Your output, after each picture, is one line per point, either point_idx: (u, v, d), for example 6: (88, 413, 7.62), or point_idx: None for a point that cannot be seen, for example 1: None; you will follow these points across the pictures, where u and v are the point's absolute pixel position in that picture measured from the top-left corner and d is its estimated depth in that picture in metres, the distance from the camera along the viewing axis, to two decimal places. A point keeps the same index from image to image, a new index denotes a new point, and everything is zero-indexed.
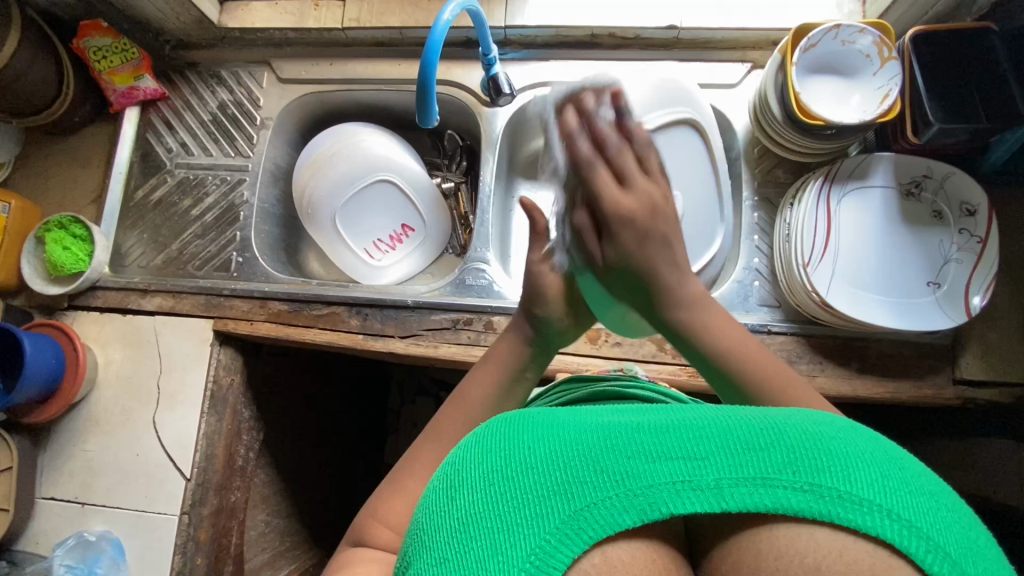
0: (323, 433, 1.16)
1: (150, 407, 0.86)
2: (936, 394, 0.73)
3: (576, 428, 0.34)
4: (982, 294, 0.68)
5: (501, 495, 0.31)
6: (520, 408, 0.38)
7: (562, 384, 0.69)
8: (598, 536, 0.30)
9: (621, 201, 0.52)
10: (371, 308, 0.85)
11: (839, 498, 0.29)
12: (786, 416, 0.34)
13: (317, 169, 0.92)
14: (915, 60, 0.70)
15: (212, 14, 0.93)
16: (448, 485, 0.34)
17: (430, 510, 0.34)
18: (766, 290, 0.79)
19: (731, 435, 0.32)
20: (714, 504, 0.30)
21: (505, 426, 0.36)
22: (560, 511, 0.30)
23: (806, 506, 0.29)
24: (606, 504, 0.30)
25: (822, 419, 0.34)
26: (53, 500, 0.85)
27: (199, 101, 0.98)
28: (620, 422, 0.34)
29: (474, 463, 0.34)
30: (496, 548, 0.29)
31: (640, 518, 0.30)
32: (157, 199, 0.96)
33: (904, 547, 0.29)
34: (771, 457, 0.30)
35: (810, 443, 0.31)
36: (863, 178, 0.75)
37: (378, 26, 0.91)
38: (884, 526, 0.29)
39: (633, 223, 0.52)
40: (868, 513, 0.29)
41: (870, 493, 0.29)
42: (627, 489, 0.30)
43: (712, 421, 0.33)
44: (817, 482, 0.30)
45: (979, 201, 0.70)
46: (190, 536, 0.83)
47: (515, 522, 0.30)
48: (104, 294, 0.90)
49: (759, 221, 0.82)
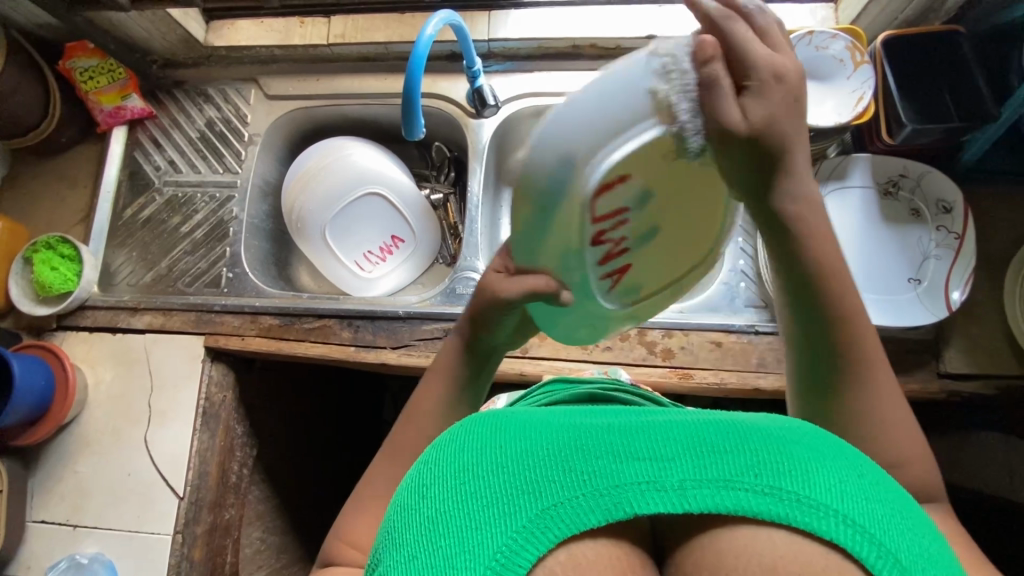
0: (317, 448, 1.15)
1: (141, 426, 0.85)
2: (923, 389, 0.73)
3: (549, 430, 0.35)
4: (961, 289, 0.70)
5: (470, 493, 0.32)
6: (493, 408, 0.39)
7: (543, 388, 0.70)
8: (563, 535, 0.31)
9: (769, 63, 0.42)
10: (362, 319, 0.85)
11: (797, 501, 0.30)
12: (751, 421, 0.35)
13: (305, 184, 0.93)
14: (887, 64, 0.72)
15: (198, 34, 0.94)
16: (418, 483, 0.34)
17: (400, 509, 0.34)
18: (752, 291, 0.82)
19: (697, 437, 0.33)
20: (677, 504, 0.31)
21: (477, 424, 0.36)
22: (527, 510, 0.31)
23: (766, 508, 0.30)
24: (573, 504, 0.31)
25: (785, 425, 0.35)
26: (46, 525, 0.84)
27: (186, 119, 0.99)
28: (593, 425, 0.35)
29: (445, 460, 0.34)
30: (463, 544, 0.30)
31: (606, 517, 0.31)
32: (146, 217, 0.97)
33: (858, 551, 0.29)
34: (735, 461, 0.31)
35: (772, 448, 0.32)
36: (842, 178, 0.77)
37: (363, 42, 0.92)
38: (839, 531, 0.30)
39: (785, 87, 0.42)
40: (824, 517, 0.30)
41: (827, 499, 0.30)
42: (594, 489, 0.31)
43: (680, 423, 0.34)
44: (776, 486, 0.31)
45: (955, 199, 0.73)
46: (183, 555, 0.82)
47: (483, 521, 0.31)
48: (93, 313, 0.90)
49: (744, 225, 0.85)
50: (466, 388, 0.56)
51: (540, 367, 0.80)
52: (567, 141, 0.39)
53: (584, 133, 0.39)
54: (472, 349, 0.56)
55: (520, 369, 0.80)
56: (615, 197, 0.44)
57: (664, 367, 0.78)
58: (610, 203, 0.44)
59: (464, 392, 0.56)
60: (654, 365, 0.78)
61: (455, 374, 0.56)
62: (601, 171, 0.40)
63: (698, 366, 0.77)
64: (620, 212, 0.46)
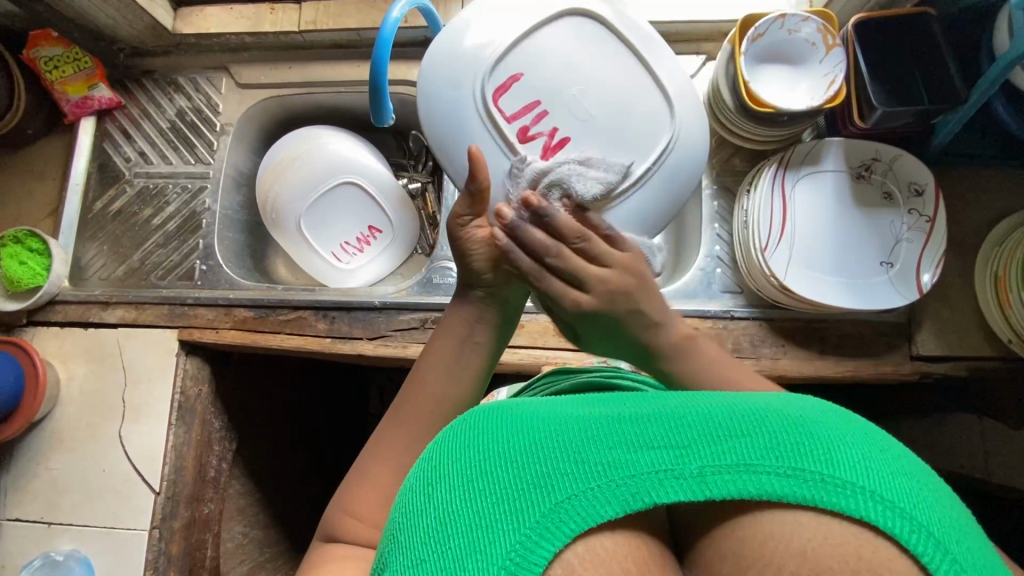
0: (301, 440, 1.14)
1: (116, 422, 0.84)
2: (895, 371, 0.75)
3: (559, 422, 0.35)
4: (932, 271, 0.71)
5: (480, 493, 0.32)
6: (500, 402, 0.39)
7: (548, 377, 0.70)
8: (579, 529, 0.30)
9: (577, 299, 0.53)
10: (339, 311, 0.84)
11: (821, 482, 0.30)
12: (767, 402, 0.35)
13: (279, 173, 0.92)
14: (858, 47, 0.71)
15: (166, 21, 0.91)
16: (424, 482, 0.35)
17: (407, 509, 0.34)
18: (728, 276, 0.81)
19: (712, 422, 0.33)
20: (697, 492, 0.31)
21: (486, 420, 0.37)
22: (540, 504, 0.31)
23: (791, 490, 0.30)
24: (587, 496, 0.31)
25: (804, 404, 0.35)
26: (19, 523, 0.83)
27: (156, 109, 0.97)
28: (602, 414, 0.35)
29: (452, 459, 0.34)
30: (474, 546, 0.30)
31: (622, 508, 0.31)
32: (117, 210, 0.95)
33: (891, 529, 0.29)
34: (753, 444, 0.31)
35: (790, 428, 0.32)
36: (816, 163, 0.76)
37: (336, 28, 0.90)
38: (869, 508, 0.29)
39: (598, 314, 0.53)
40: (851, 496, 0.30)
41: (853, 476, 0.30)
42: (609, 480, 0.31)
43: (692, 409, 0.34)
44: (798, 468, 0.31)
45: (926, 182, 0.73)
46: (161, 549, 0.81)
47: (494, 520, 0.30)
48: (64, 309, 0.89)
49: (719, 210, 0.84)
50: (466, 348, 0.56)
51: (516, 356, 0.80)
52: (458, 56, 0.57)
53: (459, 55, 0.57)
54: (468, 297, 0.56)
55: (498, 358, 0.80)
56: (518, 93, 0.56)
57: None
58: (517, 100, 0.56)
59: (473, 335, 0.56)
60: None
61: (456, 330, 0.56)
62: (488, 63, 0.56)
63: None
64: (534, 108, 0.56)
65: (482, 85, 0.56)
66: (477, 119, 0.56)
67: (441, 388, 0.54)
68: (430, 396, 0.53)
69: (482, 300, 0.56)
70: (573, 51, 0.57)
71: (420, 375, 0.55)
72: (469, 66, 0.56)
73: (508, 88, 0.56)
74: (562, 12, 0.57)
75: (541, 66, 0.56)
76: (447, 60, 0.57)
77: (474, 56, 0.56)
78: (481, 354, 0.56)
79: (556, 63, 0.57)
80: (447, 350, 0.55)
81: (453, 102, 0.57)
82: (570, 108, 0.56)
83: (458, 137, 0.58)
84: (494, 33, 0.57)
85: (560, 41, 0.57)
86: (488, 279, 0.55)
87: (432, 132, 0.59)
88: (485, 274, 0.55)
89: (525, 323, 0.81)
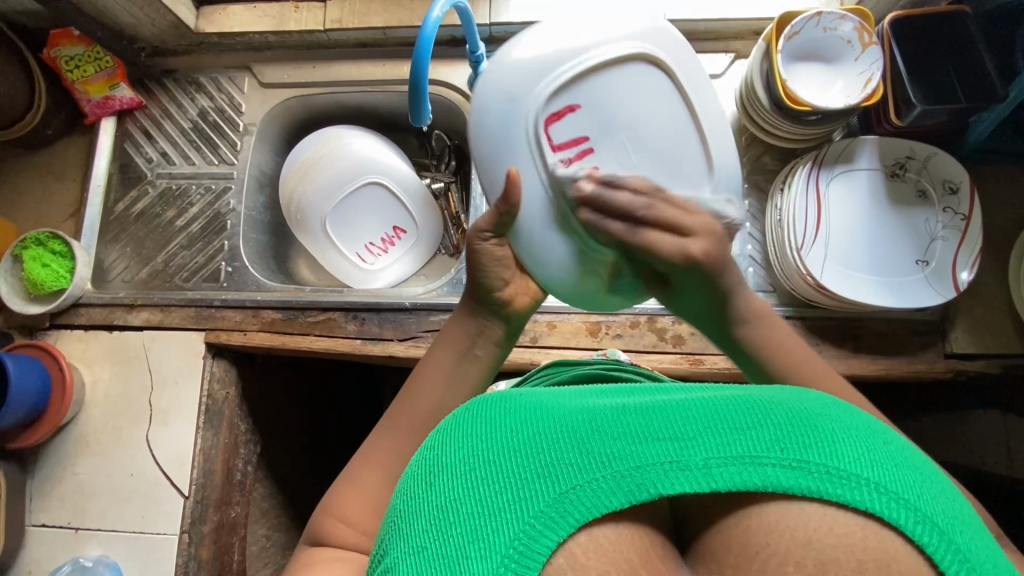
0: (321, 444, 1.13)
1: (142, 426, 0.83)
2: (930, 369, 0.75)
3: (564, 414, 0.34)
4: (970, 269, 0.71)
5: (483, 481, 0.31)
6: (503, 391, 0.38)
7: (545, 369, 0.70)
8: (584, 519, 0.29)
9: (687, 247, 0.51)
10: (368, 312, 0.84)
11: (827, 474, 0.29)
12: (771, 395, 0.34)
13: (305, 172, 0.91)
14: (895, 45, 0.72)
15: (189, 19, 0.90)
16: (427, 471, 0.34)
17: (409, 496, 0.33)
18: (760, 275, 0.81)
19: (718, 415, 0.32)
20: (703, 483, 0.30)
21: (489, 410, 0.35)
22: (545, 494, 0.30)
23: (796, 481, 0.29)
24: (593, 487, 0.30)
25: (810, 398, 0.34)
26: (46, 528, 0.82)
27: (178, 109, 0.96)
28: (607, 407, 0.34)
29: (455, 447, 0.33)
30: (477, 534, 0.29)
31: (628, 499, 0.30)
32: (139, 211, 0.94)
33: (897, 520, 0.28)
34: (759, 436, 0.30)
35: (796, 420, 0.31)
36: (850, 161, 0.76)
37: (361, 27, 0.89)
38: (875, 500, 0.28)
39: (701, 268, 0.52)
40: (857, 487, 0.29)
41: (858, 468, 0.29)
42: (613, 471, 0.30)
43: (697, 402, 0.33)
44: (804, 459, 0.29)
45: (961, 179, 0.73)
46: (191, 554, 0.80)
47: (497, 508, 0.29)
48: (88, 311, 0.87)
49: (749, 209, 0.84)
50: (467, 359, 0.57)
51: (550, 357, 0.79)
52: (517, 71, 0.53)
53: (519, 72, 0.53)
54: (473, 312, 0.57)
55: (531, 359, 0.79)
56: (572, 125, 0.53)
57: (675, 353, 0.78)
58: (566, 131, 0.53)
59: (472, 352, 0.57)
60: (663, 351, 0.79)
61: (456, 344, 0.57)
62: (548, 89, 0.52)
63: (709, 351, 0.78)
64: (580, 144, 0.53)
65: (535, 110, 0.52)
66: (522, 147, 0.53)
67: (440, 405, 0.55)
68: (423, 413, 0.54)
69: (485, 317, 0.57)
70: (633, 101, 0.53)
71: (413, 387, 0.55)
72: (526, 84, 0.52)
73: (560, 117, 0.53)
74: (636, 56, 0.52)
75: (600, 104, 0.53)
76: (504, 74, 0.54)
77: (535, 80, 0.52)
78: (479, 367, 0.57)
79: (617, 100, 0.53)
80: (446, 361, 0.56)
81: (503, 123, 0.53)
82: (616, 152, 0.53)
83: (499, 156, 0.54)
84: (561, 56, 0.52)
85: (623, 77, 0.53)
86: (497, 298, 0.56)
87: (478, 140, 0.55)
88: (494, 293, 0.56)
89: (557, 323, 0.81)
